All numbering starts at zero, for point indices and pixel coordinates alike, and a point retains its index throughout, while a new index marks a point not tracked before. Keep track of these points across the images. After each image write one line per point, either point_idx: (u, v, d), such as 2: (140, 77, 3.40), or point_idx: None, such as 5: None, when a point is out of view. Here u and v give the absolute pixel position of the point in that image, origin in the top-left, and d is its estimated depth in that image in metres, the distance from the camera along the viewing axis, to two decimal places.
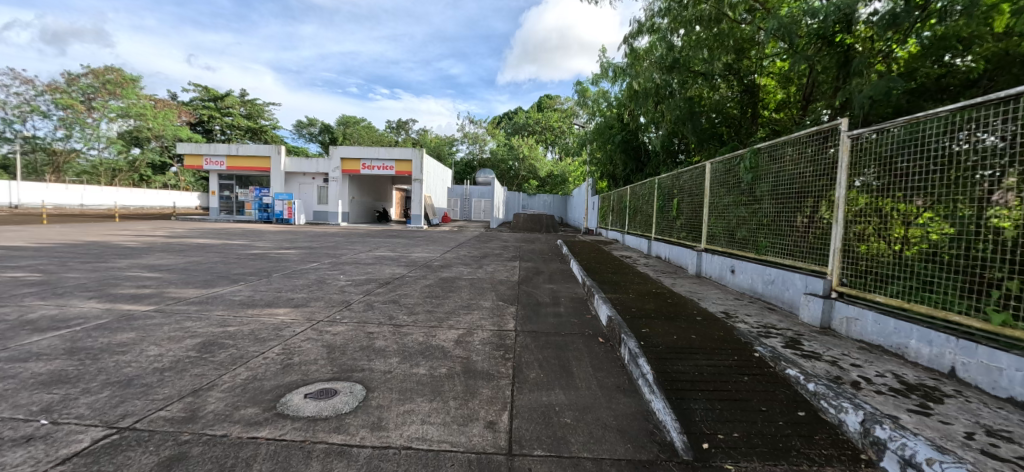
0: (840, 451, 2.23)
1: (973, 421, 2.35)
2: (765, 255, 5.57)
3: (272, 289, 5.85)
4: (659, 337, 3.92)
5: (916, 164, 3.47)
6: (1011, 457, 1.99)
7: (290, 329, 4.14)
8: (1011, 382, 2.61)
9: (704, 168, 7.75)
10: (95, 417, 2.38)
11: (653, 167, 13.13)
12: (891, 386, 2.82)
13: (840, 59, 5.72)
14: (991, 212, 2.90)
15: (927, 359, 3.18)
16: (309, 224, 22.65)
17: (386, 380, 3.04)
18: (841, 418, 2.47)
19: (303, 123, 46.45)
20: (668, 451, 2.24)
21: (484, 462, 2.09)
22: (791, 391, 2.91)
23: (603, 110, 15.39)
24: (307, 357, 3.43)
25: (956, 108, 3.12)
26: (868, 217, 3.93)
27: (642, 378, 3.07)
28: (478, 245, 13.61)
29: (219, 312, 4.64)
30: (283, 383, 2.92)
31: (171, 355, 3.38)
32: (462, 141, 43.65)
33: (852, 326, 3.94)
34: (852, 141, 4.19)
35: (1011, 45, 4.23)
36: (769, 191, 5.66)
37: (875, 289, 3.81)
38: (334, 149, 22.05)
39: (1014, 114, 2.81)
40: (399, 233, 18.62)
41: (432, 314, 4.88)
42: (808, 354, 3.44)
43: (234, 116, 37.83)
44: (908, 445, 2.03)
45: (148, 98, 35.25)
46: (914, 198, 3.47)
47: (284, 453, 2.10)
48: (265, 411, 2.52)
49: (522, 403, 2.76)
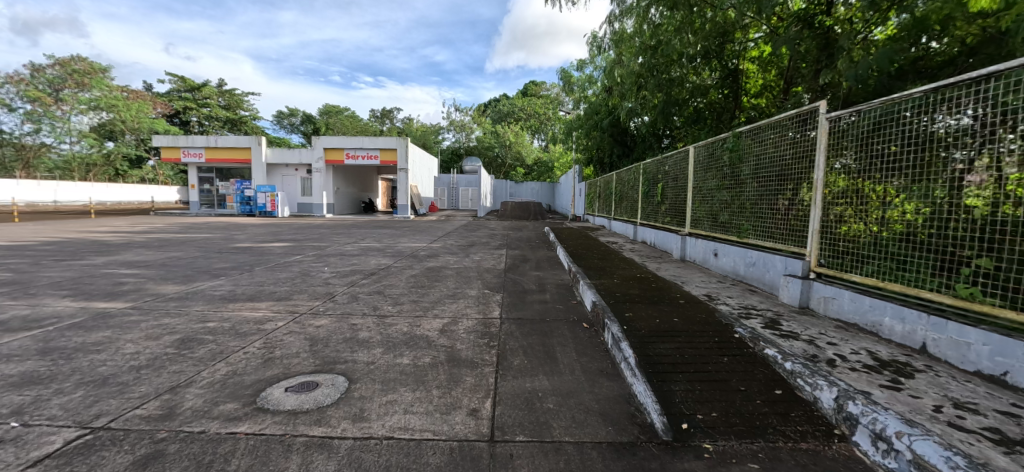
0: (815, 427, 2.30)
1: (941, 394, 2.43)
2: (747, 238, 5.65)
3: (254, 283, 5.75)
4: (641, 321, 3.95)
5: (893, 146, 3.51)
6: (976, 429, 2.07)
7: (272, 322, 4.09)
8: (979, 356, 2.71)
9: (690, 152, 7.63)
10: (68, 418, 2.33)
11: (640, 152, 13.12)
12: (865, 363, 2.89)
13: (821, 41, 5.62)
14: (965, 191, 2.96)
15: (900, 335, 3.26)
16: (295, 216, 22.38)
17: (370, 371, 3.02)
18: (816, 395, 2.53)
19: (285, 114, 45.42)
20: (648, 432, 2.28)
21: (465, 449, 2.11)
22: (770, 371, 2.96)
23: (590, 97, 15.36)
24: (289, 350, 3.39)
25: (930, 89, 3.17)
26: (847, 199, 3.97)
27: (624, 362, 3.10)
28: (467, 235, 13.51)
29: (200, 307, 4.57)
30: (264, 378, 2.88)
31: (148, 353, 3.31)
32: (449, 129, 43.52)
33: (830, 305, 4.01)
34: (829, 124, 4.23)
35: (986, 25, 4.14)
36: (751, 173, 5.68)
37: (852, 269, 3.88)
38: (317, 139, 21.45)
39: (986, 94, 2.87)
40: (385, 224, 18.42)
41: (418, 303, 4.85)
42: (786, 334, 3.51)
43: (212, 107, 36.94)
44: (878, 419, 2.10)
45: (121, 90, 34.04)
46: (891, 179, 3.53)
47: (263, 447, 2.09)
48: (245, 406, 2.50)
49: (506, 390, 2.77)
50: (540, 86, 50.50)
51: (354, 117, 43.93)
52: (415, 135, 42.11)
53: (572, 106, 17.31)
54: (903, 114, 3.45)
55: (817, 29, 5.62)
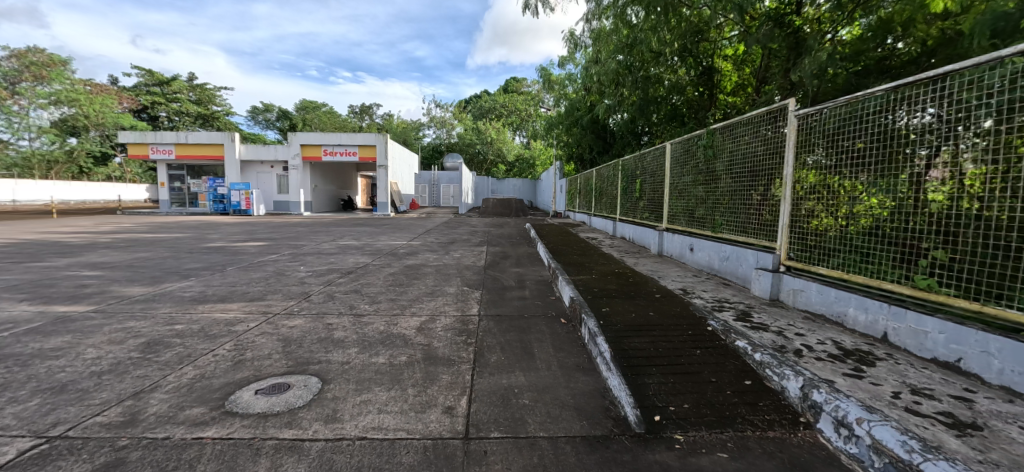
0: (782, 416, 2.37)
1: (900, 381, 2.54)
2: (721, 232, 5.77)
3: (226, 284, 5.59)
4: (618, 316, 4.00)
5: (859, 143, 3.63)
6: (931, 413, 2.16)
7: (243, 324, 3.97)
8: (935, 344, 2.84)
9: (667, 148, 7.74)
10: (22, 427, 2.22)
11: (619, 148, 13.25)
12: (829, 352, 2.99)
13: (791, 40, 5.75)
14: (927, 186, 3.06)
15: (863, 325, 3.39)
16: (271, 214, 21.84)
17: (344, 371, 2.97)
18: (783, 385, 2.60)
19: (260, 109, 44.06)
20: (622, 425, 2.31)
21: (439, 447, 2.10)
22: (740, 362, 3.04)
23: (569, 94, 15.40)
24: (261, 351, 3.31)
25: (891, 87, 3.29)
26: (816, 194, 4.09)
27: (600, 356, 3.14)
28: (448, 232, 13.41)
29: (167, 309, 4.41)
30: (234, 381, 2.81)
31: (111, 357, 3.18)
32: (430, 126, 43.13)
33: (799, 297, 4.14)
34: (798, 120, 4.36)
35: (945, 26, 4.32)
36: (725, 169, 5.80)
37: (819, 261, 4.01)
38: (294, 136, 20.95)
39: (944, 92, 2.98)
40: (364, 221, 18.18)
41: (395, 302, 4.80)
42: (756, 326, 3.61)
43: (183, 102, 35.66)
44: (841, 406, 2.18)
45: (83, 83, 32.48)
46: (858, 175, 3.65)
47: (231, 452, 2.03)
48: (212, 410, 2.43)
49: (482, 387, 2.77)
50: (522, 82, 50.40)
51: (332, 113, 43.07)
52: (395, 132, 41.55)
53: (552, 102, 17.33)
54: (866, 111, 3.58)
55: (788, 28, 5.74)
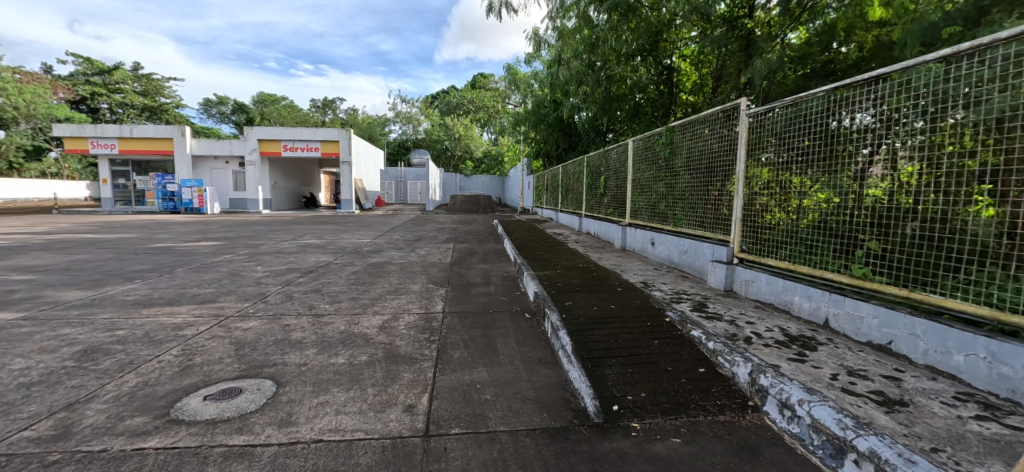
0: (732, 400, 2.49)
1: (838, 364, 2.72)
2: (680, 227, 5.98)
3: (173, 286, 5.28)
4: (581, 309, 4.07)
5: (805, 141, 3.85)
6: (864, 392, 2.33)
7: (192, 328, 3.77)
8: (869, 328, 3.06)
9: (629, 145, 7.92)
10: None
11: (585, 145, 13.46)
12: (776, 339, 3.17)
13: (743, 42, 5.99)
14: (866, 182, 3.28)
15: (807, 312, 3.61)
16: (228, 212, 20.80)
17: (301, 373, 2.88)
18: (733, 371, 2.74)
19: (215, 102, 41.64)
20: (581, 416, 2.36)
21: (398, 446, 2.07)
22: (695, 351, 3.17)
23: (534, 91, 15.48)
24: (211, 356, 3.15)
25: (832, 89, 3.51)
26: (768, 190, 4.31)
27: (562, 349, 3.19)
28: (414, 229, 13.20)
29: (107, 315, 4.12)
30: (181, 387, 2.67)
31: (42, 367, 2.95)
32: (397, 121, 42.30)
33: (750, 287, 4.35)
34: (750, 120, 4.59)
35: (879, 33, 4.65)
36: (683, 166, 6.02)
37: (769, 253, 4.24)
38: (251, 131, 20.00)
39: (879, 94, 3.20)
40: (328, 219, 17.63)
41: (357, 301, 4.69)
42: (711, 316, 3.77)
43: (127, 93, 33.27)
44: (784, 389, 2.32)
45: (10, 71, 29.66)
46: (805, 171, 3.87)
47: (175, 462, 1.93)
48: (156, 419, 2.29)
49: (444, 384, 2.75)
50: (490, 79, 50.21)
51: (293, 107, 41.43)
52: (361, 127, 40.48)
53: (518, 99, 17.36)
54: (811, 111, 3.80)
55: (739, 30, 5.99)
